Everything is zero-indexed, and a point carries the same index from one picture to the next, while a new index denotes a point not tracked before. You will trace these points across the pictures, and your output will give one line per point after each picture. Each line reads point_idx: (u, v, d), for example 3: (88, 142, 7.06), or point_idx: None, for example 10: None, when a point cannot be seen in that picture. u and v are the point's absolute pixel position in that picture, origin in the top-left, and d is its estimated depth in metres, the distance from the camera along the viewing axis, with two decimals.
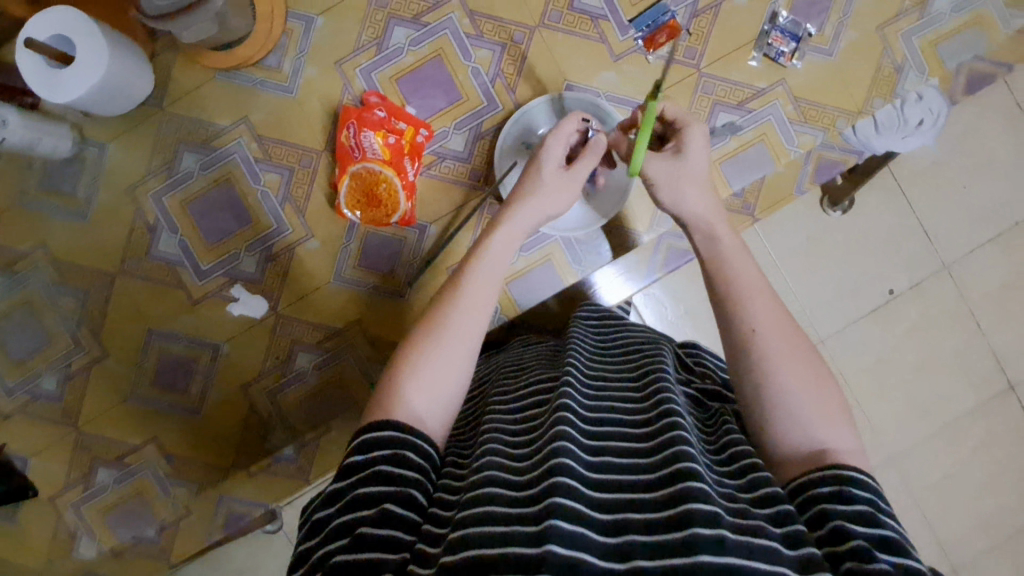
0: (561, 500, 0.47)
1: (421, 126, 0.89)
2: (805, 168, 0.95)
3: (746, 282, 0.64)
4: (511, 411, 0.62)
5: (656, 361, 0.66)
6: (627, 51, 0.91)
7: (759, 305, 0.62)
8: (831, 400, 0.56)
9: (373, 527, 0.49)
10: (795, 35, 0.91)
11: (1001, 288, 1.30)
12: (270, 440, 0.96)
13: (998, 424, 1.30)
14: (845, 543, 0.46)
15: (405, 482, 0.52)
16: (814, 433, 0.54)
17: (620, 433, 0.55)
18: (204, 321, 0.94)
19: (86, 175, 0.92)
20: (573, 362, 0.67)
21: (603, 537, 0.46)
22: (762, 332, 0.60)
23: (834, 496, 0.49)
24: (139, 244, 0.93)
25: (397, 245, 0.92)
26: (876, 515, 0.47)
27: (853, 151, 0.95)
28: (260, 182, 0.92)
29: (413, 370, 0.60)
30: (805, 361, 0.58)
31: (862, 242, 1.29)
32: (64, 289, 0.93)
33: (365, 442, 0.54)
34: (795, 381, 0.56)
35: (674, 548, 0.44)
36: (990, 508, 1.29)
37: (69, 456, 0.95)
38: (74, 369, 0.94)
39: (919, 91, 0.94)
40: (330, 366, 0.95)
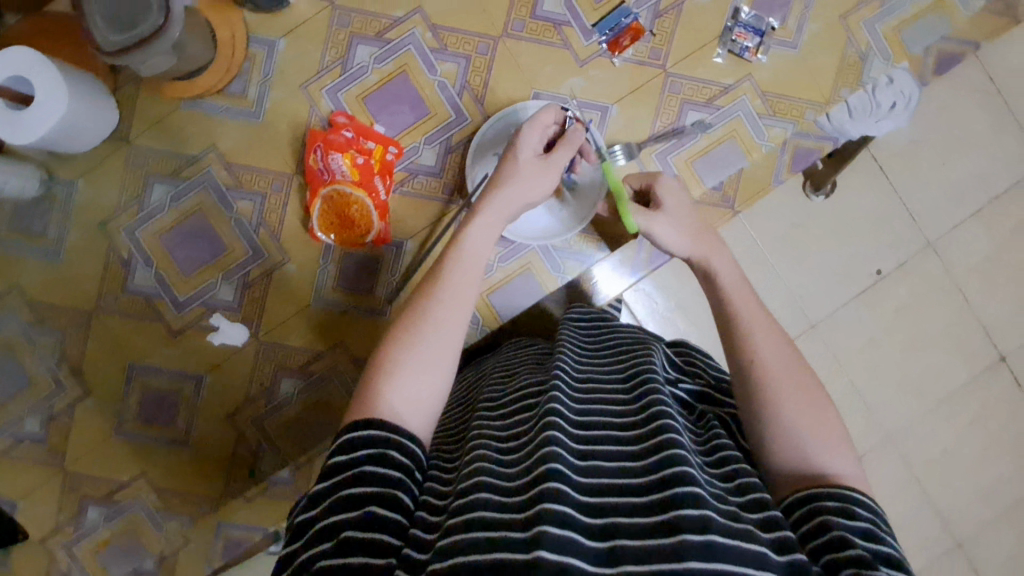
0: (550, 507, 0.47)
1: (389, 143, 0.88)
2: (781, 159, 0.96)
3: (751, 315, 0.67)
4: (499, 416, 0.62)
5: (645, 361, 0.66)
6: (593, 55, 0.91)
7: (763, 336, 0.64)
8: (832, 427, 0.59)
9: (357, 530, 0.49)
10: (759, 30, 0.91)
11: (986, 262, 1.31)
12: (262, 466, 0.96)
13: (989, 399, 1.30)
14: (846, 551, 0.49)
15: (390, 482, 0.53)
16: (813, 457, 0.57)
17: (609, 435, 0.55)
18: (185, 353, 0.93)
19: (57, 214, 0.91)
20: (560, 366, 0.66)
21: (591, 542, 0.46)
22: (763, 362, 0.62)
23: (838, 509, 0.52)
24: (115, 279, 0.92)
25: (375, 264, 0.92)
26: (874, 532, 0.51)
27: (828, 138, 0.96)
28: (232, 210, 0.92)
29: (394, 372, 0.59)
30: (805, 387, 0.61)
31: (844, 228, 1.29)
32: (42, 329, 0.92)
33: (348, 442, 0.54)
34: (798, 411, 0.59)
35: (664, 554, 0.45)
36: (989, 481, 1.30)
37: (58, 497, 0.94)
38: (57, 410, 0.93)
39: (889, 75, 0.94)
40: (317, 388, 0.94)
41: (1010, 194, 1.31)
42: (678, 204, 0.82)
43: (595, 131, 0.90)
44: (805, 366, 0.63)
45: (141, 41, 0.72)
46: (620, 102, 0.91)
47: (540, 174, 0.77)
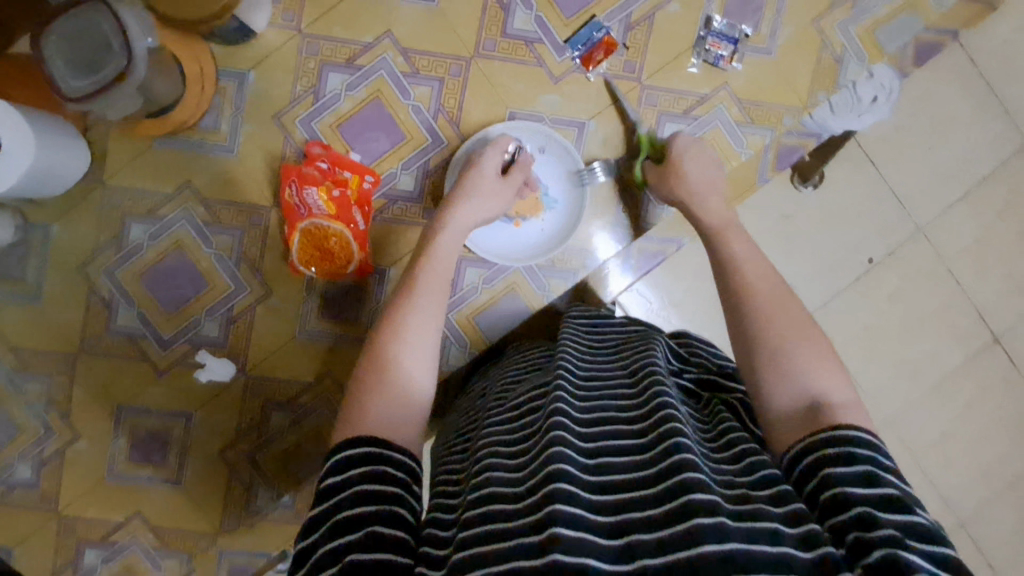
0: (562, 507, 0.46)
1: (366, 172, 0.87)
2: (766, 157, 0.94)
3: (745, 266, 0.71)
4: (507, 418, 0.61)
5: (648, 357, 0.66)
6: (567, 71, 0.90)
7: (767, 291, 0.67)
8: (827, 362, 0.60)
9: (362, 553, 0.47)
10: (732, 38, 0.90)
11: (975, 245, 1.31)
12: (256, 500, 0.95)
13: (983, 383, 1.31)
14: (848, 509, 0.47)
15: (388, 499, 0.51)
16: (805, 383, 0.58)
17: (615, 429, 0.55)
18: (173, 391, 0.93)
19: (34, 259, 0.90)
20: (565, 366, 0.66)
21: (608, 541, 0.45)
22: (754, 307, 0.66)
23: (834, 459, 0.50)
24: (97, 321, 0.91)
25: (358, 292, 0.92)
26: (879, 475, 0.48)
27: (812, 134, 0.95)
28: (212, 246, 0.91)
29: (377, 391, 0.61)
30: (813, 340, 0.62)
31: (831, 225, 1.29)
32: (28, 375, 0.91)
33: (340, 463, 0.53)
34: (786, 343, 0.62)
35: (679, 542, 0.43)
36: (988, 460, 1.30)
37: (52, 542, 0.93)
38: (46, 455, 0.92)
39: (868, 72, 0.95)
40: (306, 419, 0.94)
41: (997, 177, 1.31)
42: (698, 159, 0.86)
43: (575, 149, 0.90)
44: (802, 311, 0.65)
45: (106, 85, 0.71)
46: (597, 117, 0.91)
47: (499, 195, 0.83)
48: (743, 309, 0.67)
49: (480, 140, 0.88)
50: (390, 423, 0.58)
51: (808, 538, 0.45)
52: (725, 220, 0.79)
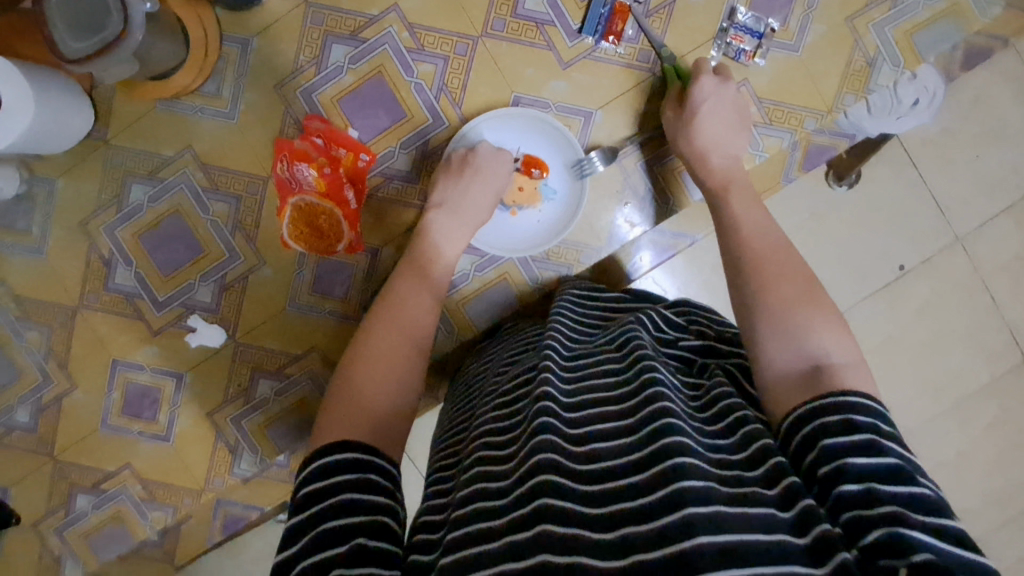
0: (549, 500, 0.45)
1: (361, 150, 0.86)
2: (793, 157, 0.89)
3: (748, 229, 0.68)
4: (497, 403, 0.60)
5: (633, 335, 0.63)
6: (577, 57, 0.86)
7: (778, 265, 0.63)
8: (827, 318, 0.58)
9: (347, 567, 0.44)
10: (756, 32, 0.85)
11: (1014, 261, 1.22)
12: (240, 463, 0.97)
13: (1009, 407, 1.22)
14: (845, 483, 0.44)
15: (374, 508, 0.48)
16: (806, 342, 0.56)
17: (603, 412, 0.53)
18: (166, 352, 0.95)
19: (39, 212, 0.92)
20: (553, 347, 0.65)
21: (599, 534, 0.43)
22: (751, 267, 0.64)
23: (834, 428, 0.47)
24: (97, 278, 0.93)
25: (350, 270, 0.91)
26: (878, 443, 0.45)
27: (845, 134, 0.89)
28: (208, 213, 0.91)
29: (363, 377, 0.61)
30: (825, 310, 0.59)
31: (857, 233, 1.21)
32: (29, 322, 0.94)
33: (322, 468, 0.50)
34: (785, 300, 0.59)
35: (671, 534, 0.41)
36: (1007, 490, 1.22)
37: (48, 485, 0.97)
38: (45, 402, 0.96)
39: (914, 71, 0.88)
40: (293, 390, 0.95)
41: None
42: (718, 107, 0.80)
43: (577, 140, 0.86)
44: (805, 273, 0.62)
45: (106, 48, 0.71)
46: (605, 108, 0.87)
47: (486, 200, 0.82)
48: (744, 270, 0.64)
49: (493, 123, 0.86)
50: (376, 410, 0.58)
51: (802, 520, 0.43)
52: (733, 176, 0.76)
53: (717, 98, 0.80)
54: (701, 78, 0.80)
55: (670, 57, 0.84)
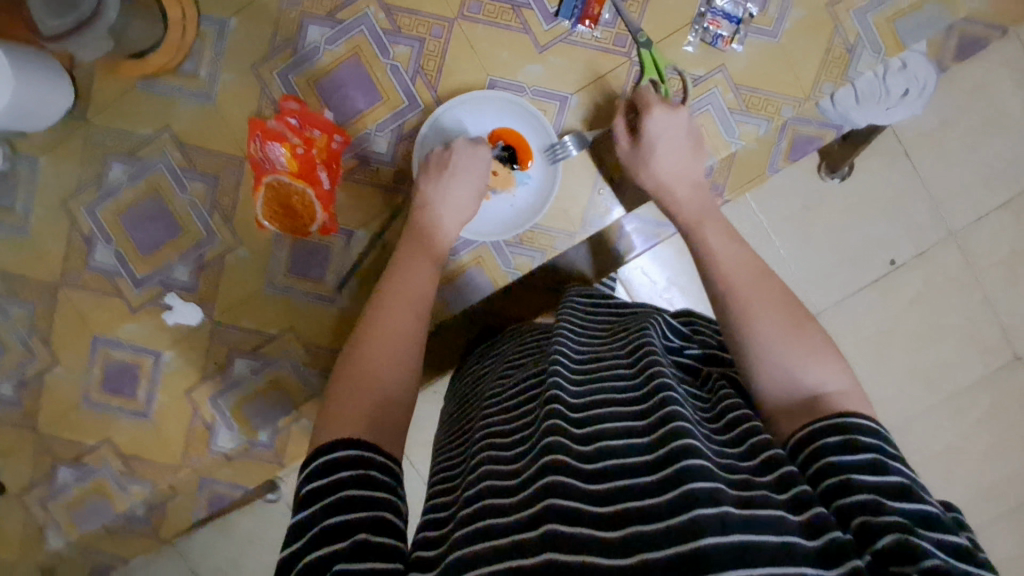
0: (557, 500, 0.46)
1: (335, 132, 0.86)
2: (778, 144, 0.89)
3: (727, 264, 0.67)
4: (503, 404, 0.61)
5: (644, 336, 0.64)
6: (553, 41, 0.86)
7: (754, 294, 0.63)
8: (810, 344, 0.58)
9: (348, 563, 0.45)
10: (735, 17, 0.84)
11: (1011, 255, 1.20)
12: (219, 439, 0.99)
13: (998, 402, 1.21)
14: (850, 496, 0.46)
15: (376, 503, 0.49)
16: (800, 377, 0.56)
17: (613, 413, 0.53)
18: (145, 329, 0.96)
19: (21, 189, 0.93)
20: (562, 350, 0.65)
21: (606, 532, 0.44)
22: (735, 298, 0.63)
23: (838, 447, 0.48)
24: (77, 255, 0.94)
25: (325, 252, 0.92)
26: (883, 462, 0.47)
27: (831, 124, 0.89)
28: (186, 192, 0.92)
29: (368, 375, 0.61)
30: (807, 337, 0.59)
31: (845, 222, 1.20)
32: (12, 298, 0.96)
33: (326, 465, 0.50)
34: (767, 332, 0.59)
35: (678, 535, 0.42)
36: (989, 485, 1.22)
37: (32, 458, 0.99)
38: (28, 377, 0.97)
39: (902, 58, 0.88)
40: (270, 369, 0.96)
41: None
42: (676, 138, 0.81)
43: (550, 125, 0.86)
44: (785, 300, 0.62)
45: (82, 24, 0.78)
46: (581, 92, 0.87)
47: (464, 202, 0.81)
48: (723, 301, 0.64)
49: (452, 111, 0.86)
50: (378, 400, 0.59)
51: (815, 525, 0.44)
52: (703, 208, 0.76)
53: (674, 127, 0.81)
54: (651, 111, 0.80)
55: (647, 42, 0.82)
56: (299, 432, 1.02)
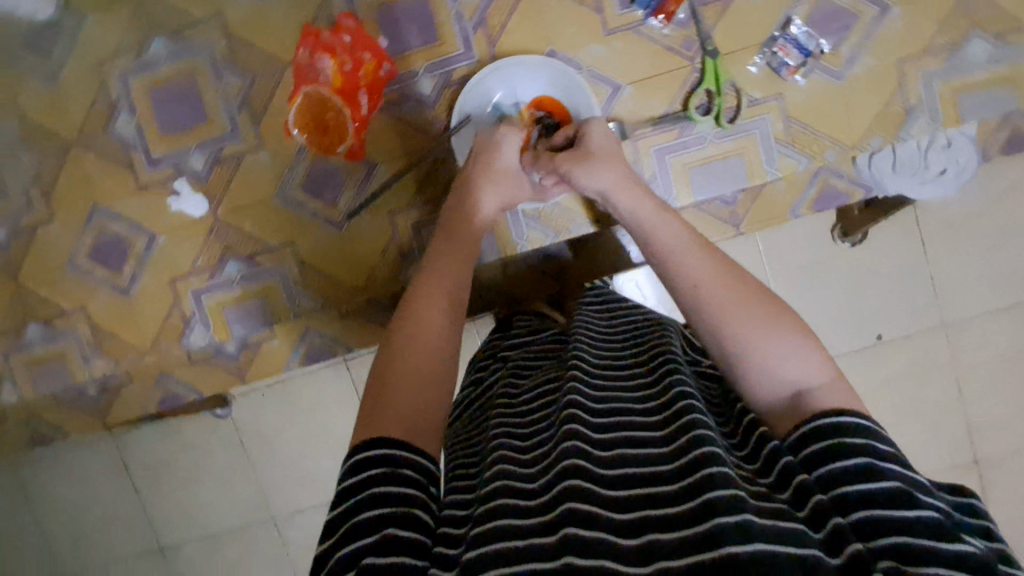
0: (576, 502, 0.45)
1: (385, 59, 0.86)
2: (807, 191, 0.89)
3: (685, 246, 0.62)
4: (519, 405, 0.61)
5: (664, 343, 0.63)
6: (622, 27, 0.85)
7: (722, 289, 0.58)
8: (790, 337, 0.54)
9: (376, 556, 0.45)
10: (805, 48, 0.83)
11: None
12: (191, 336, 0.98)
13: None
14: (851, 512, 0.43)
15: (404, 501, 0.48)
16: (779, 372, 0.53)
17: (631, 422, 0.53)
18: (146, 209, 0.94)
19: (61, 40, 0.92)
20: (582, 353, 0.64)
21: (626, 540, 0.43)
22: (700, 292, 0.58)
23: (829, 455, 0.46)
24: (99, 118, 0.93)
25: (343, 176, 0.90)
26: (877, 466, 0.44)
27: (863, 186, 0.88)
28: (221, 83, 0.90)
29: (404, 353, 0.59)
30: (784, 327, 0.55)
31: (848, 293, 0.96)
32: (26, 146, 0.94)
33: (358, 463, 0.50)
34: (744, 332, 0.55)
35: (701, 543, 0.41)
36: None
37: (5, 307, 0.98)
38: (21, 226, 0.96)
39: (947, 137, 0.88)
40: (260, 278, 0.95)
41: None
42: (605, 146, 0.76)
43: (599, 107, 0.85)
44: (760, 292, 0.57)
45: None
46: (636, 85, 0.86)
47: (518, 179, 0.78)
48: (692, 301, 0.58)
49: (479, 100, 0.85)
50: (424, 374, 0.58)
51: (831, 541, 0.42)
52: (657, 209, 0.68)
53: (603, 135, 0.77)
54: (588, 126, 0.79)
55: (714, 51, 0.81)
56: (265, 351, 0.99)
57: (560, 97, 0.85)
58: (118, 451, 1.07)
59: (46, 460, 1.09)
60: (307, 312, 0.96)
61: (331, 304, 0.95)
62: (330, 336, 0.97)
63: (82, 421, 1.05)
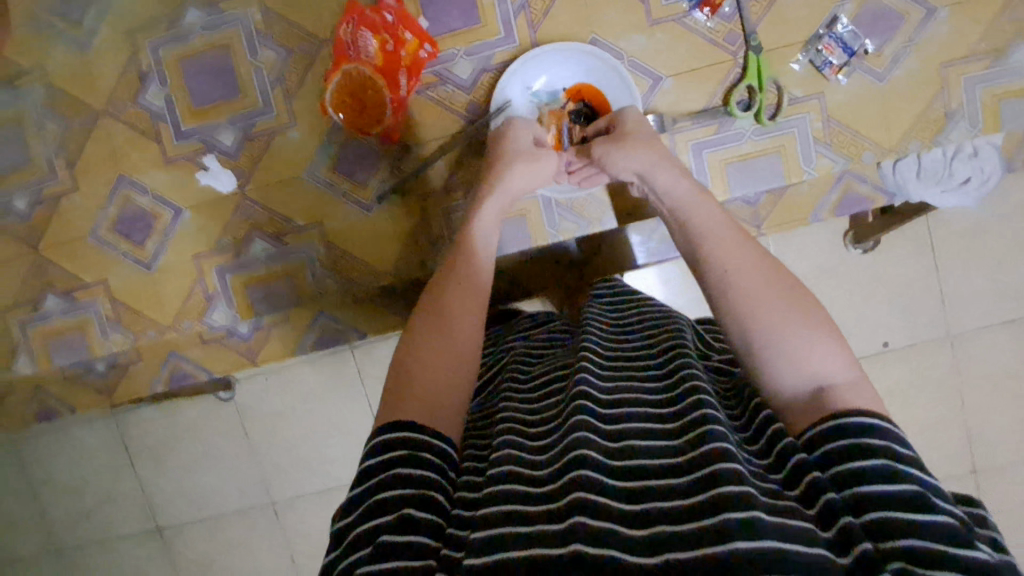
0: (584, 493, 0.44)
1: (426, 40, 0.83)
2: (829, 196, 0.90)
3: (720, 235, 0.60)
4: (527, 397, 0.59)
5: (677, 337, 0.62)
6: (666, 18, 0.84)
7: (750, 280, 0.56)
8: (814, 331, 0.52)
9: (393, 534, 0.45)
10: (849, 48, 0.83)
11: None
12: (213, 314, 0.96)
13: None
14: (864, 513, 0.40)
15: (422, 484, 0.48)
16: (802, 365, 0.50)
17: (640, 416, 0.51)
18: (173, 182, 0.93)
19: (92, 5, 0.90)
20: (592, 345, 0.63)
21: (632, 531, 0.42)
22: (735, 281, 0.56)
23: (845, 454, 0.43)
24: (128, 88, 0.91)
25: (376, 158, 0.90)
26: (896, 468, 0.41)
27: (885, 192, 0.90)
28: (256, 58, 0.89)
29: (440, 344, 0.59)
30: (809, 321, 0.52)
31: (866, 301, 0.98)
32: (52, 113, 0.93)
33: (379, 446, 0.50)
34: (769, 320, 0.53)
35: (708, 538, 0.40)
36: None
37: (25, 277, 0.97)
38: (44, 195, 0.95)
39: (973, 146, 0.88)
40: (286, 258, 0.94)
41: None
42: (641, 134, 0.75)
43: (641, 98, 0.84)
44: (791, 286, 0.55)
45: None
46: (677, 77, 0.85)
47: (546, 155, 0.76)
48: (719, 287, 0.57)
49: (518, 85, 0.84)
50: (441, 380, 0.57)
51: (843, 541, 0.40)
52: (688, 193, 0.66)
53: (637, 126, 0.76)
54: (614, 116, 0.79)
55: (758, 47, 0.82)
56: (279, 334, 0.97)
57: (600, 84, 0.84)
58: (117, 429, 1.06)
59: (50, 434, 1.07)
60: (332, 294, 0.95)
61: (355, 287, 0.94)
62: (353, 320, 0.96)
63: (91, 396, 1.02)
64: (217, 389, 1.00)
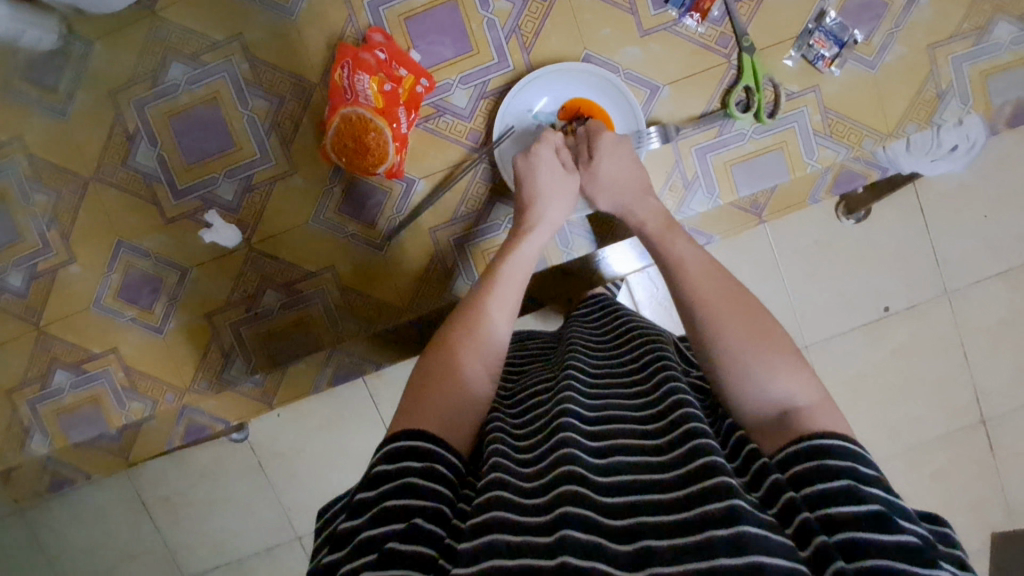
0: (574, 508, 0.44)
1: (422, 75, 0.83)
2: (824, 179, 0.92)
3: (696, 267, 0.63)
4: (512, 415, 0.59)
5: (658, 347, 0.62)
6: (656, 27, 0.86)
7: (728, 307, 0.58)
8: (785, 356, 0.54)
9: (400, 542, 0.44)
10: (840, 40, 0.87)
11: None
12: (230, 370, 0.95)
13: None
14: (835, 533, 0.41)
15: (432, 495, 0.48)
16: (767, 386, 0.51)
17: (628, 429, 0.52)
18: (175, 242, 0.91)
19: (69, 71, 0.88)
20: (577, 362, 0.63)
21: (619, 545, 0.43)
22: (710, 306, 0.58)
23: (814, 472, 0.44)
24: (117, 152, 0.89)
25: (383, 195, 0.90)
26: (859, 489, 0.42)
27: (878, 166, 0.92)
28: (247, 107, 0.88)
29: (463, 360, 0.60)
30: (777, 342, 0.55)
31: (867, 277, 0.97)
32: (38, 185, 0.90)
33: (395, 451, 0.50)
34: (741, 343, 0.54)
35: (693, 552, 0.41)
36: None
37: (28, 354, 0.94)
38: (39, 270, 0.92)
39: (959, 118, 0.91)
40: (300, 306, 0.93)
41: None
42: (625, 173, 0.78)
43: (639, 105, 0.85)
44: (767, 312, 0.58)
45: None
46: (674, 85, 0.87)
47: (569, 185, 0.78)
48: (696, 315, 0.59)
49: (519, 109, 0.85)
50: (463, 408, 0.57)
51: (817, 560, 0.40)
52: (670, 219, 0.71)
53: (622, 163, 0.79)
54: (600, 135, 0.80)
55: (751, 48, 0.84)
56: (294, 379, 0.96)
57: (594, 98, 0.85)
58: (138, 491, 1.00)
59: (51, 519, 1.01)
60: (351, 334, 0.94)
61: (373, 324, 0.93)
62: (370, 355, 0.94)
63: (105, 463, 0.98)
64: (230, 431, 0.97)
